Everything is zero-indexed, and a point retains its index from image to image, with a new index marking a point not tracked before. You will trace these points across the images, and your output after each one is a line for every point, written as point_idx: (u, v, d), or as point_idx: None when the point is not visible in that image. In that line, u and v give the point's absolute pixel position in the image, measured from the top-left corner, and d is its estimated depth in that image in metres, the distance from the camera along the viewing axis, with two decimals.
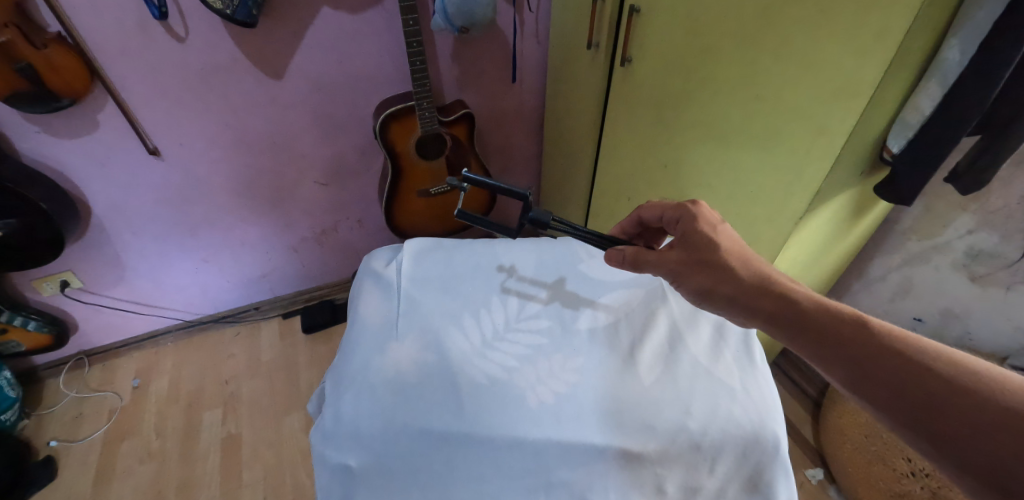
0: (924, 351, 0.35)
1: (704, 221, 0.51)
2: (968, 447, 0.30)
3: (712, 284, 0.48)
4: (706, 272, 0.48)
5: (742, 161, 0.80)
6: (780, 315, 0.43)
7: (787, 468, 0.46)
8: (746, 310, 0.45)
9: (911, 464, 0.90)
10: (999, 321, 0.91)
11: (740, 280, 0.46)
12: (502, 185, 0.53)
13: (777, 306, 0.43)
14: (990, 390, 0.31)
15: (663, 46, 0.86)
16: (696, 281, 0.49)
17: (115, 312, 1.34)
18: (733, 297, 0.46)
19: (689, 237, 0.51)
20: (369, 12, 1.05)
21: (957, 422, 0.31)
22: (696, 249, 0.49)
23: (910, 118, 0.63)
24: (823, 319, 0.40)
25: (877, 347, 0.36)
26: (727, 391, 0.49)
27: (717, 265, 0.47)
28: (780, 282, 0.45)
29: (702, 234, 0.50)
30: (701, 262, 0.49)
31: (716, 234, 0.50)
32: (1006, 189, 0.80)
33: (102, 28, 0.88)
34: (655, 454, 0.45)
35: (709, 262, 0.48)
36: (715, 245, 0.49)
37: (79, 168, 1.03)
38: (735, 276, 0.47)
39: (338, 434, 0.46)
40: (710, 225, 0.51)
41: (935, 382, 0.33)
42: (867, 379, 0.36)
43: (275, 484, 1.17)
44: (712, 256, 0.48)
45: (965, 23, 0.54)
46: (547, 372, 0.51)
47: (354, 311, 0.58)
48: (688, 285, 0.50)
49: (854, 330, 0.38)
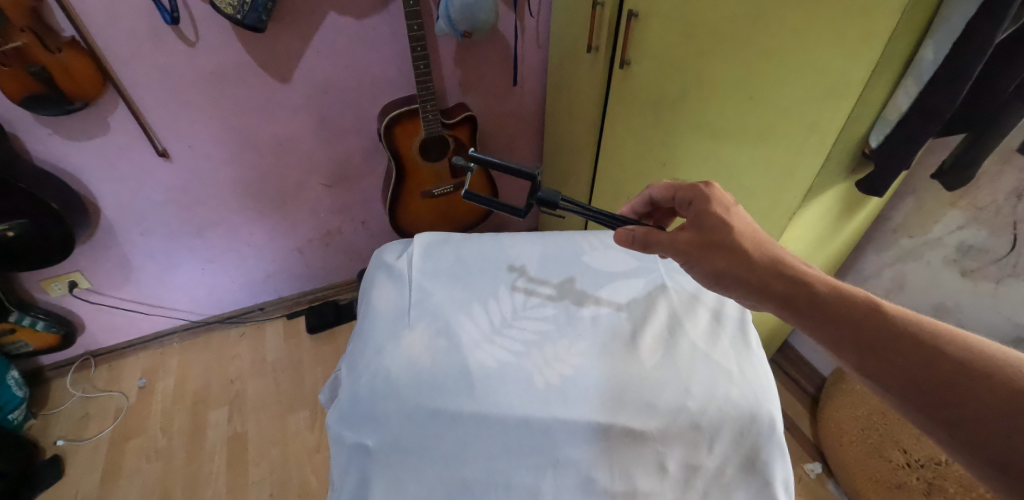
0: (936, 333, 0.36)
1: (719, 205, 0.53)
2: (977, 425, 0.31)
3: (724, 267, 0.49)
4: (718, 253, 0.50)
5: (736, 159, 0.83)
6: (793, 298, 0.44)
7: (783, 448, 0.48)
8: (756, 292, 0.47)
9: (907, 455, 0.92)
10: (990, 314, 0.91)
11: (753, 262, 0.48)
12: (513, 165, 0.55)
13: (785, 289, 0.45)
14: (1000, 370, 0.32)
15: (661, 48, 0.89)
16: (708, 264, 0.50)
17: (122, 313, 1.36)
18: (745, 280, 0.48)
19: (704, 220, 0.53)
20: (374, 17, 1.08)
21: (966, 400, 0.32)
22: (712, 232, 0.51)
23: (889, 116, 0.66)
24: (835, 302, 0.42)
25: (887, 330, 0.38)
26: (724, 373, 0.51)
27: (730, 247, 0.49)
28: (791, 265, 0.47)
29: (715, 215, 0.52)
30: (712, 244, 0.51)
31: (729, 215, 0.52)
32: (994, 186, 0.82)
33: (116, 34, 0.91)
34: (656, 432, 0.47)
35: (721, 244, 0.50)
36: (730, 228, 0.51)
37: (90, 170, 1.06)
38: (747, 258, 0.48)
39: (354, 414, 0.48)
40: (724, 208, 0.53)
41: (946, 364, 0.35)
42: (875, 358, 0.38)
43: (280, 482, 1.18)
44: (724, 237, 0.50)
45: (940, 26, 0.57)
46: (555, 356, 0.53)
47: (366, 300, 0.61)
48: (702, 267, 0.51)
49: (866, 312, 0.40)
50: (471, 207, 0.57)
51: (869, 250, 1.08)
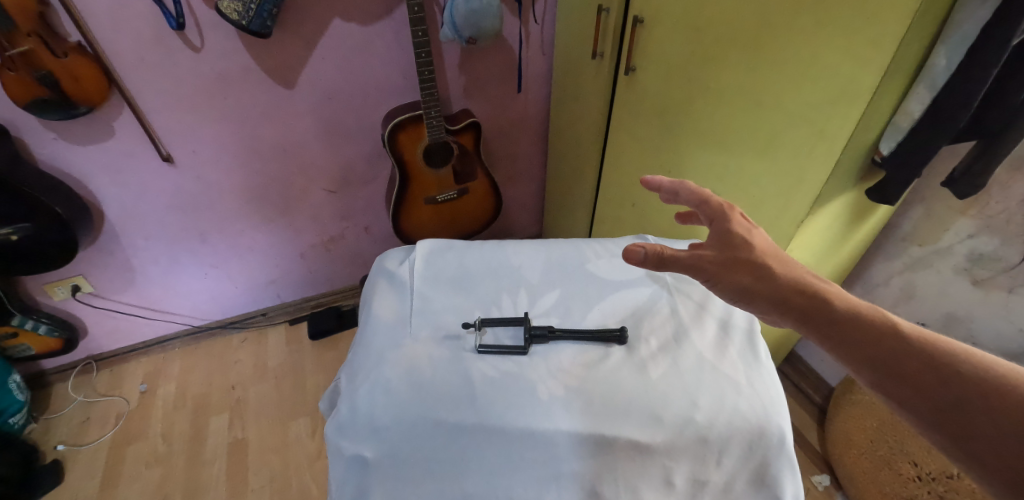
0: (951, 353, 0.35)
1: (739, 225, 0.50)
2: (997, 447, 0.30)
3: (747, 282, 0.46)
4: (742, 268, 0.46)
5: (744, 166, 0.82)
6: (814, 315, 0.42)
7: (794, 463, 0.47)
8: (774, 304, 0.44)
9: (917, 468, 0.90)
10: (1002, 325, 0.89)
11: (774, 279, 0.45)
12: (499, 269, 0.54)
13: (806, 303, 0.42)
14: (1010, 390, 0.31)
15: (667, 54, 0.88)
16: (730, 279, 0.47)
17: (124, 317, 1.36)
18: (766, 295, 0.45)
19: (725, 239, 0.49)
20: (379, 23, 1.08)
21: (996, 432, 0.30)
22: (731, 250, 0.48)
23: (901, 123, 0.64)
24: (856, 320, 0.39)
25: (912, 354, 0.36)
26: (733, 385, 0.50)
27: (752, 262, 0.46)
28: (804, 278, 0.44)
29: (736, 233, 0.49)
30: (736, 261, 0.47)
31: (750, 235, 0.49)
32: (1005, 194, 0.81)
33: (122, 39, 0.91)
34: (664, 446, 0.46)
35: (744, 261, 0.47)
36: (751, 248, 0.47)
37: (94, 174, 1.06)
38: (770, 273, 0.45)
39: (353, 426, 0.47)
40: (744, 229, 0.50)
41: (979, 393, 0.32)
42: (890, 375, 0.36)
43: (280, 488, 1.17)
44: (747, 255, 0.47)
45: (954, 31, 0.56)
46: (558, 367, 0.52)
47: (368, 308, 0.60)
48: (725, 283, 0.47)
49: (881, 331, 0.38)
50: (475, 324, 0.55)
51: (877, 259, 1.07)
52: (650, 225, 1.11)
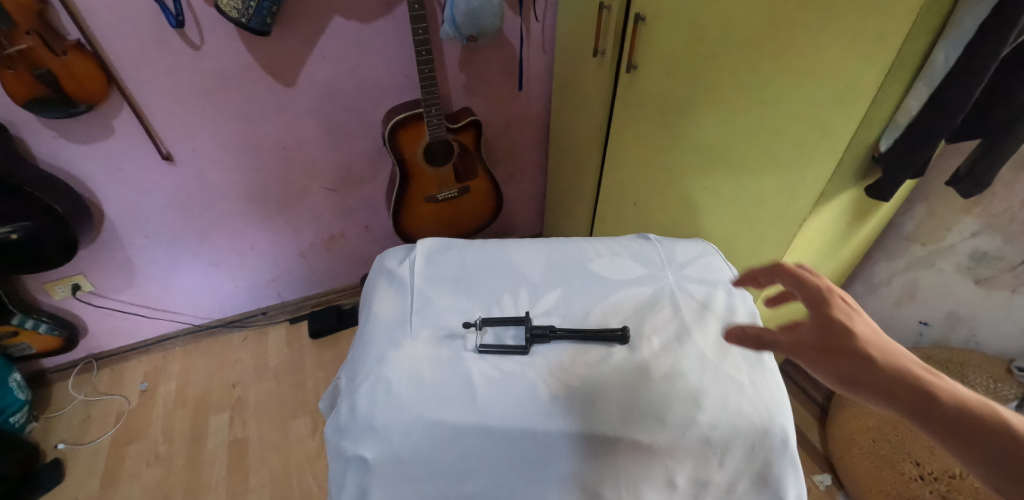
0: None
1: (838, 308, 0.42)
2: None
3: (856, 377, 0.37)
4: (849, 360, 0.38)
5: (746, 163, 0.82)
6: (950, 424, 0.33)
7: (796, 462, 0.47)
8: (889, 404, 0.36)
9: (920, 467, 0.90)
10: (1005, 323, 0.90)
11: (884, 373, 0.37)
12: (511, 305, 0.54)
13: (939, 407, 0.34)
14: None
15: (668, 52, 0.88)
16: (835, 371, 0.38)
17: (124, 316, 1.35)
18: (883, 393, 0.36)
19: (826, 323, 0.41)
20: (379, 21, 1.08)
21: None
22: (828, 333, 0.40)
23: (900, 120, 0.63)
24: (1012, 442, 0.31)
25: None
26: (736, 385, 0.49)
27: (861, 355, 0.38)
28: (924, 378, 0.36)
29: (838, 318, 0.41)
30: (842, 352, 0.39)
31: (855, 322, 0.41)
32: (1009, 193, 0.80)
33: (121, 37, 0.91)
34: (665, 446, 0.45)
35: (851, 351, 0.38)
36: (858, 337, 0.39)
37: (94, 173, 1.06)
38: (885, 369, 0.37)
39: (352, 427, 0.47)
40: (846, 314, 0.42)
41: None
42: None
43: (281, 487, 1.17)
44: (855, 345, 0.39)
45: (954, 27, 0.54)
46: (560, 367, 0.51)
47: (369, 307, 0.59)
48: (829, 375, 0.39)
49: None
50: (476, 324, 0.54)
51: (879, 258, 1.06)
52: (651, 223, 1.10)
